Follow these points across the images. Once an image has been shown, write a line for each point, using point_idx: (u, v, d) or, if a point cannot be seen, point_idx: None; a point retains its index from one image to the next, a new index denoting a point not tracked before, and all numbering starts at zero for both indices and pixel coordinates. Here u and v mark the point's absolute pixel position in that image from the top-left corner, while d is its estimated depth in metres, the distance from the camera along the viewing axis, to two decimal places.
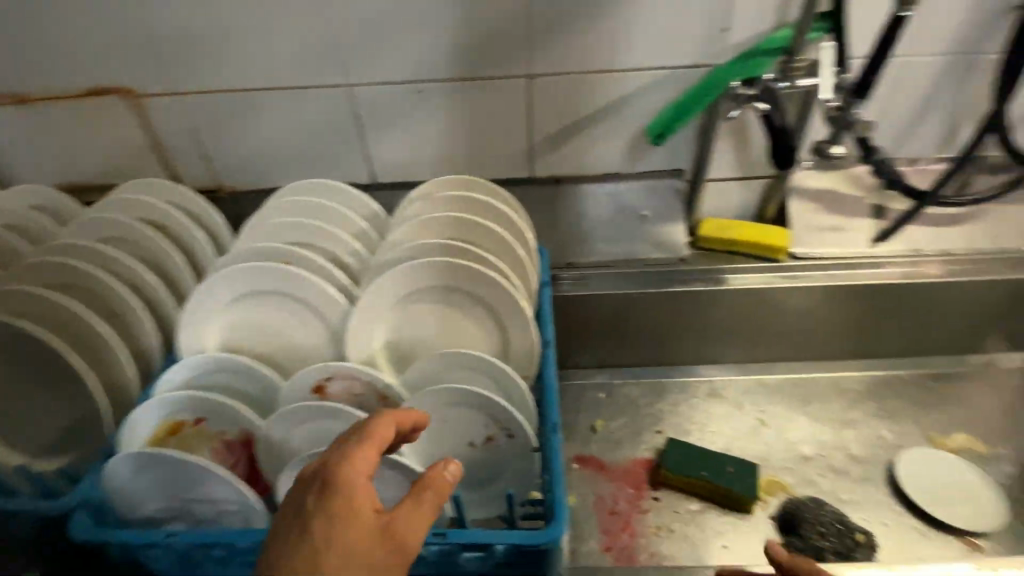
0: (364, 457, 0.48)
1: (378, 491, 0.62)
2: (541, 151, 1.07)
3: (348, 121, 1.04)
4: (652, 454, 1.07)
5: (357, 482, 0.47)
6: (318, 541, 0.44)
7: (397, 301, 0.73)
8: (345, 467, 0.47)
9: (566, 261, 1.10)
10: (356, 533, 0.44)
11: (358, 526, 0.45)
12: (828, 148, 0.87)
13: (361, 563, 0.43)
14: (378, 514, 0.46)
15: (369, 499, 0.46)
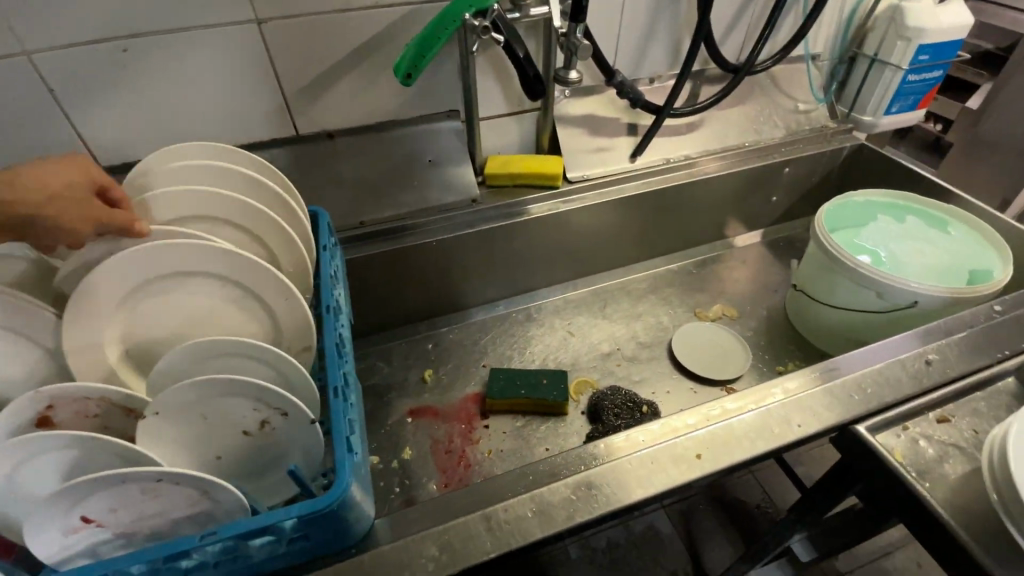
0: (77, 174, 0.60)
1: (124, 519, 0.54)
2: (300, 106, 0.99)
3: (37, 97, 0.84)
4: (480, 387, 1.12)
5: (67, 179, 0.59)
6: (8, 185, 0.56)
7: (120, 301, 0.63)
8: (56, 172, 0.59)
9: (357, 220, 1.05)
10: (33, 188, 0.57)
11: (35, 187, 0.57)
12: (567, 75, 0.95)
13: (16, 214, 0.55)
14: (81, 191, 0.59)
15: (76, 190, 0.59)
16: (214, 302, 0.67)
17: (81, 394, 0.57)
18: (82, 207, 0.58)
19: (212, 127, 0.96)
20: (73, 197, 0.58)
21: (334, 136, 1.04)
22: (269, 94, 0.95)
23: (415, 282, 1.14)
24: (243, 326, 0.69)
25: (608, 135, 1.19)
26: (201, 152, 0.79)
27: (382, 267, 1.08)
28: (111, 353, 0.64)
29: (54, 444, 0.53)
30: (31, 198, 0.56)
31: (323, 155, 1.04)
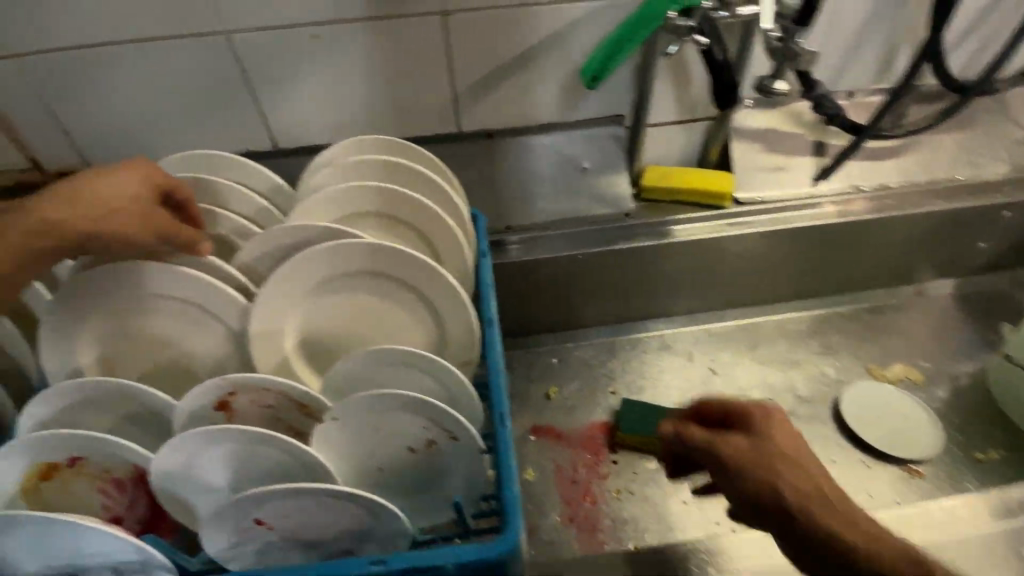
0: (132, 183, 0.61)
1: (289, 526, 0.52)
2: (466, 102, 0.96)
3: (235, 78, 0.87)
4: (609, 416, 1.03)
5: (123, 192, 0.59)
6: (71, 202, 0.57)
7: (304, 294, 0.62)
8: (111, 183, 0.60)
9: (504, 224, 1.02)
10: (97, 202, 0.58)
11: (96, 201, 0.58)
12: (771, 87, 0.83)
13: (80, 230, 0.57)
14: (139, 201, 0.59)
15: (132, 203, 0.59)
16: (386, 305, 0.65)
17: (262, 385, 0.56)
18: (141, 215, 0.58)
19: (380, 118, 0.96)
20: (140, 209, 0.58)
21: (493, 134, 1.01)
22: (438, 87, 0.93)
23: (553, 294, 1.07)
24: (409, 332, 0.66)
25: (788, 155, 1.05)
26: (376, 147, 0.78)
27: (523, 275, 1.03)
28: (288, 344, 0.64)
29: (234, 437, 0.53)
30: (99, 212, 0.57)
31: (480, 153, 1.01)
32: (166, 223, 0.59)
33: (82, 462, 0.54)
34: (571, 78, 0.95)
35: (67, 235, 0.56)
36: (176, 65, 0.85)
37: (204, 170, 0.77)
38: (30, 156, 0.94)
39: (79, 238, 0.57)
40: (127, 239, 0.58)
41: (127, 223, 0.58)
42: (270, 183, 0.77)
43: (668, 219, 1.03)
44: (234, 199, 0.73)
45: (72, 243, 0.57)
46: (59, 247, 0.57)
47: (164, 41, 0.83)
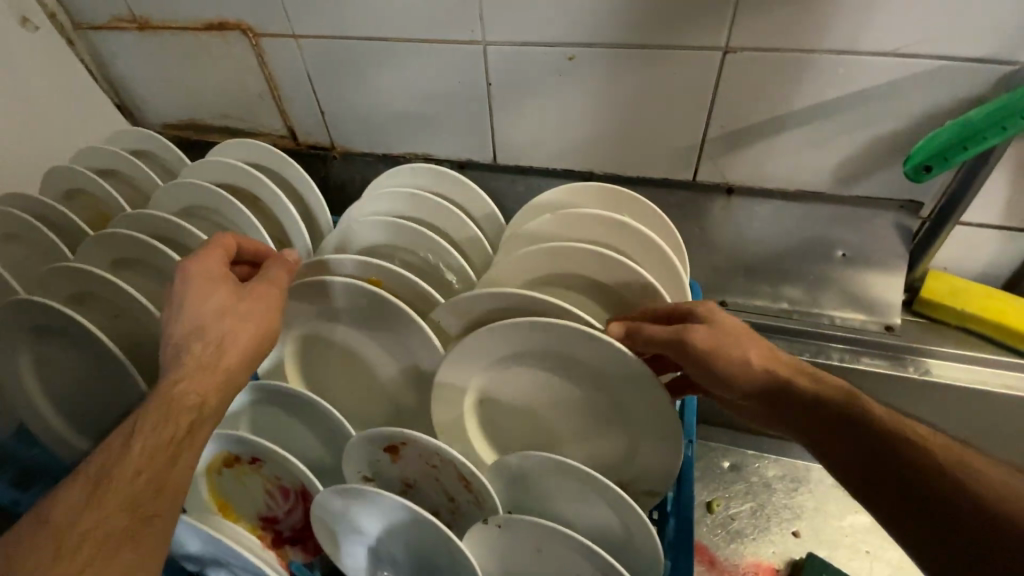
0: (207, 288, 0.53)
1: None
2: (714, 152, 0.81)
3: (479, 88, 0.85)
4: (783, 562, 0.84)
5: (216, 303, 0.52)
6: (180, 371, 0.48)
7: (493, 358, 0.56)
8: (194, 299, 0.52)
9: (718, 299, 0.87)
10: (211, 311, 0.51)
11: (207, 312, 0.51)
12: None
13: (195, 395, 0.48)
14: (235, 288, 0.54)
15: (232, 296, 0.53)
16: (579, 395, 0.56)
17: (434, 449, 0.52)
18: (250, 305, 0.54)
19: (608, 150, 0.86)
20: (245, 294, 0.54)
21: (734, 192, 0.84)
22: (688, 130, 0.80)
23: None
24: (594, 432, 0.57)
25: None
26: (611, 199, 0.70)
27: None
28: (466, 400, 0.59)
29: (398, 505, 0.49)
30: (226, 329, 0.51)
31: (712, 210, 0.86)
32: (238, 295, 0.53)
33: (259, 463, 0.56)
34: (863, 146, 0.75)
35: (151, 437, 0.45)
36: (431, 67, 0.85)
37: (428, 183, 0.76)
38: (289, 126, 1.03)
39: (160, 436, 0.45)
40: (209, 354, 0.50)
41: (192, 328, 0.50)
42: (487, 209, 0.74)
43: (945, 350, 0.78)
44: (450, 222, 0.71)
45: (167, 439, 0.45)
46: (162, 463, 0.44)
47: (425, 42, 0.82)
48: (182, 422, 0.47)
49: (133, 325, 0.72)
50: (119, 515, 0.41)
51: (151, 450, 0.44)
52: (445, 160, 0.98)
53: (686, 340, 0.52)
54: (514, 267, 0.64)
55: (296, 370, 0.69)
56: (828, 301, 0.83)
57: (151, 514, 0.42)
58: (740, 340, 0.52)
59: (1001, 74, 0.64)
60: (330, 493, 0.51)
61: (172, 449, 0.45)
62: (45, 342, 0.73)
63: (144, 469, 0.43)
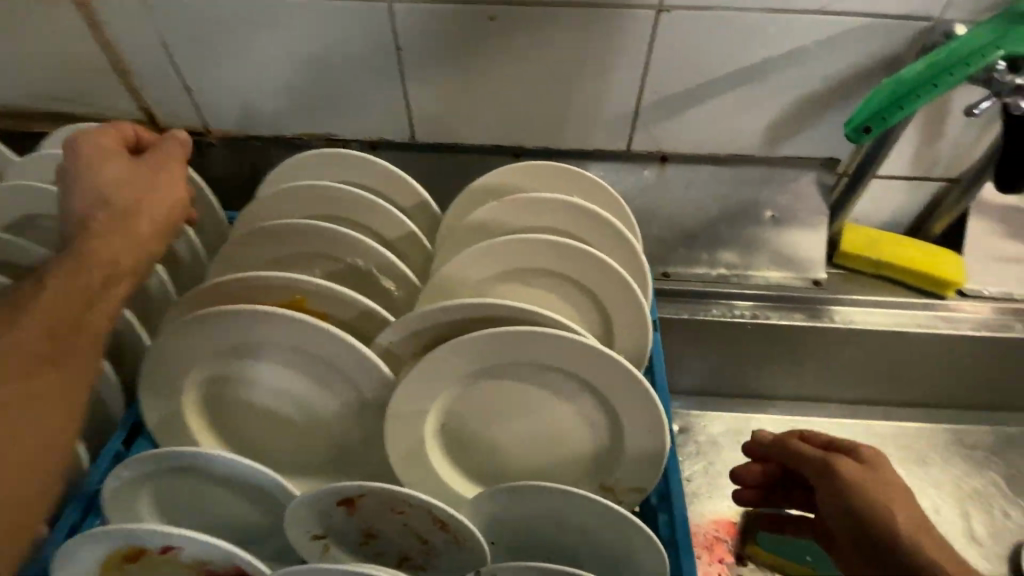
0: (113, 160, 0.55)
1: None
2: (649, 118, 0.78)
3: (387, 55, 0.73)
4: (740, 514, 0.86)
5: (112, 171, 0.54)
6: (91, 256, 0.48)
7: (456, 377, 0.49)
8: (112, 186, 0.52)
9: (661, 270, 0.86)
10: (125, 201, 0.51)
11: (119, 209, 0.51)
12: None
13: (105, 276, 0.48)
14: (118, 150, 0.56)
15: (126, 166, 0.55)
16: (555, 402, 0.51)
17: (402, 496, 0.45)
18: (140, 175, 0.54)
19: (540, 122, 0.79)
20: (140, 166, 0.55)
21: (669, 160, 0.82)
22: (623, 97, 0.75)
23: (696, 357, 0.90)
24: (573, 438, 0.53)
25: None
26: (557, 178, 0.64)
27: (667, 332, 0.86)
28: (428, 427, 0.52)
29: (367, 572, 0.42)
30: (127, 199, 0.52)
31: (648, 180, 0.83)
32: (130, 167, 0.55)
33: (173, 550, 0.45)
34: (790, 107, 0.75)
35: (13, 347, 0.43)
36: (327, 31, 0.71)
37: (345, 173, 0.65)
38: (146, 109, 0.83)
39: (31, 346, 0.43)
40: (113, 219, 0.51)
41: (96, 199, 0.52)
42: (418, 200, 0.65)
43: (864, 297, 0.84)
44: (378, 217, 0.61)
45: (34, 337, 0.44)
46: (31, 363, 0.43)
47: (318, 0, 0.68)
48: (54, 322, 0.45)
49: None
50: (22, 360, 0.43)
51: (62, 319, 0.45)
52: (353, 141, 0.84)
53: (829, 463, 0.56)
54: (462, 265, 0.56)
55: (206, 417, 0.56)
56: (760, 262, 0.85)
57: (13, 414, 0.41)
58: (877, 477, 0.54)
59: (912, 32, 0.67)
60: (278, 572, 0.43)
61: (42, 364, 0.44)
62: None
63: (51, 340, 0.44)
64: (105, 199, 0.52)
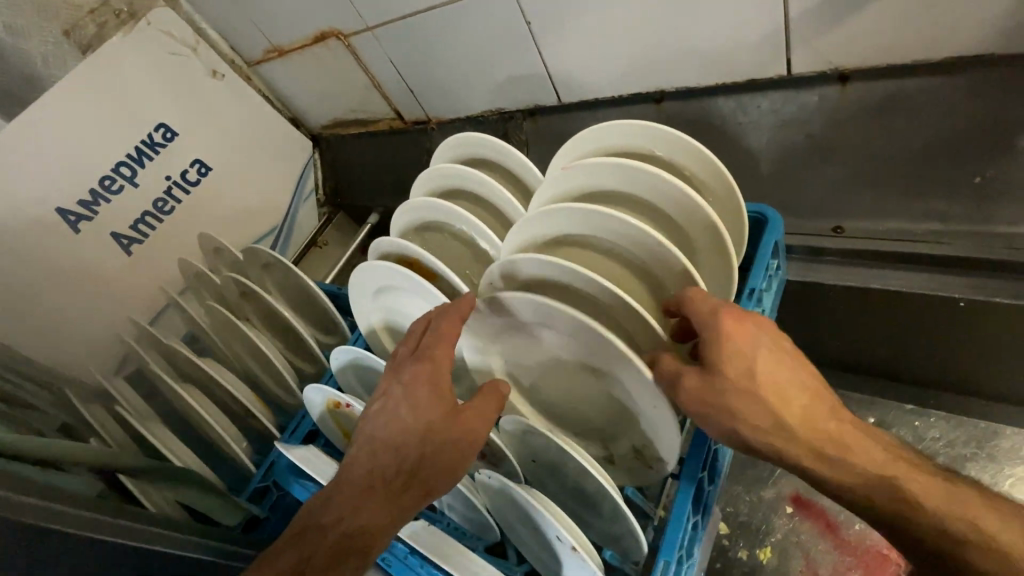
0: (430, 479, 0.52)
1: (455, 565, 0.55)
2: (805, 33, 0.62)
3: (522, 31, 0.82)
4: None
5: (413, 496, 0.53)
6: (395, 483, 0.52)
7: (499, 328, 0.58)
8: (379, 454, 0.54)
9: (834, 223, 0.70)
10: (413, 486, 0.52)
11: (424, 483, 0.52)
12: None
13: (396, 486, 0.52)
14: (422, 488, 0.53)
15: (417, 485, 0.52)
16: (577, 362, 0.54)
17: None
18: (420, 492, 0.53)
19: (673, 61, 0.74)
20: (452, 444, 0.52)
21: (848, 80, 0.63)
22: (765, 13, 0.62)
23: (890, 334, 0.70)
24: (606, 400, 0.55)
25: None
26: (642, 136, 0.61)
27: (841, 300, 0.70)
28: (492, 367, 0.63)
29: None
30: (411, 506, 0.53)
31: (817, 109, 0.67)
32: (437, 453, 0.52)
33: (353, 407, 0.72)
34: None
35: (392, 454, 0.53)
36: (480, 23, 0.85)
37: (466, 150, 0.76)
38: (395, 108, 1.16)
39: (382, 468, 0.53)
40: (400, 486, 0.52)
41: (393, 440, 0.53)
42: (521, 167, 0.72)
43: None
44: (484, 188, 0.72)
45: (395, 475, 0.52)
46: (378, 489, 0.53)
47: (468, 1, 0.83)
48: (396, 475, 0.53)
49: (300, 295, 0.97)
50: (359, 532, 0.51)
51: (352, 535, 0.51)
52: (516, 110, 0.97)
53: (437, 398, 0.53)
54: (527, 232, 0.62)
55: (384, 336, 0.82)
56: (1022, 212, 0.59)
57: (403, 508, 0.52)
58: (760, 344, 0.46)
59: None
60: None
61: (401, 482, 0.52)
62: (225, 323, 0.95)
63: (386, 515, 0.52)
64: (383, 493, 0.52)
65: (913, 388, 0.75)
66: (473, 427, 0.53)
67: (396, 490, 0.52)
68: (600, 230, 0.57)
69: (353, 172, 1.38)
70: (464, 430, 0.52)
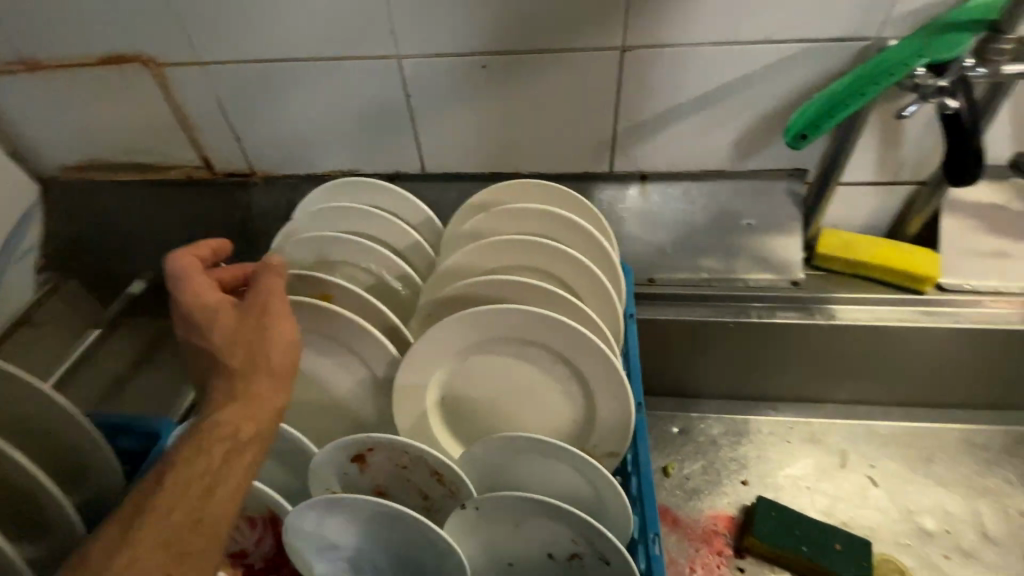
0: (266, 353, 0.50)
1: None
2: (625, 142, 0.88)
3: (397, 101, 0.87)
4: (737, 509, 0.90)
5: (261, 387, 0.49)
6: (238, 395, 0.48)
7: (454, 351, 0.59)
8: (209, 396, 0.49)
9: (646, 276, 0.93)
10: (251, 379, 0.49)
11: (260, 365, 0.50)
12: None
13: (241, 395, 0.48)
14: (258, 375, 0.49)
15: (255, 374, 0.49)
16: (536, 373, 0.59)
17: (401, 447, 0.53)
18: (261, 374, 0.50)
19: (533, 149, 0.91)
20: (253, 309, 0.51)
21: (648, 177, 0.91)
22: (599, 124, 0.86)
23: (687, 358, 0.97)
24: (556, 408, 0.60)
25: (1012, 238, 0.84)
26: (540, 193, 0.72)
27: (658, 333, 0.93)
28: (428, 400, 0.61)
29: (395, 513, 0.49)
30: (266, 394, 0.49)
31: (630, 195, 0.92)
32: (244, 323, 0.51)
33: None
34: (750, 124, 0.83)
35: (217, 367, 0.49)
36: (345, 84, 0.86)
37: (358, 195, 0.74)
38: (204, 156, 1.00)
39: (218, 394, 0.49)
40: (229, 386, 0.49)
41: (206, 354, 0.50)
42: (422, 213, 0.74)
43: (854, 296, 0.88)
44: (387, 230, 0.70)
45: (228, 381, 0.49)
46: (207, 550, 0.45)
47: (337, 62, 0.84)
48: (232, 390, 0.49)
49: (16, 410, 0.64)
50: (217, 460, 0.45)
51: (212, 472, 0.45)
52: (373, 175, 0.98)
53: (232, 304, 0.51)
54: (458, 264, 0.64)
55: None
56: (747, 266, 0.91)
57: (258, 405, 0.49)
58: None
59: (853, 53, 0.73)
60: (349, 511, 0.51)
61: (235, 387, 0.49)
62: None
63: (246, 431, 0.47)
64: (228, 409, 0.48)
65: (698, 400, 1.03)
66: (260, 284, 0.53)
67: (245, 400, 0.48)
68: (533, 261, 0.65)
69: (113, 229, 1.07)
70: (262, 292, 0.52)
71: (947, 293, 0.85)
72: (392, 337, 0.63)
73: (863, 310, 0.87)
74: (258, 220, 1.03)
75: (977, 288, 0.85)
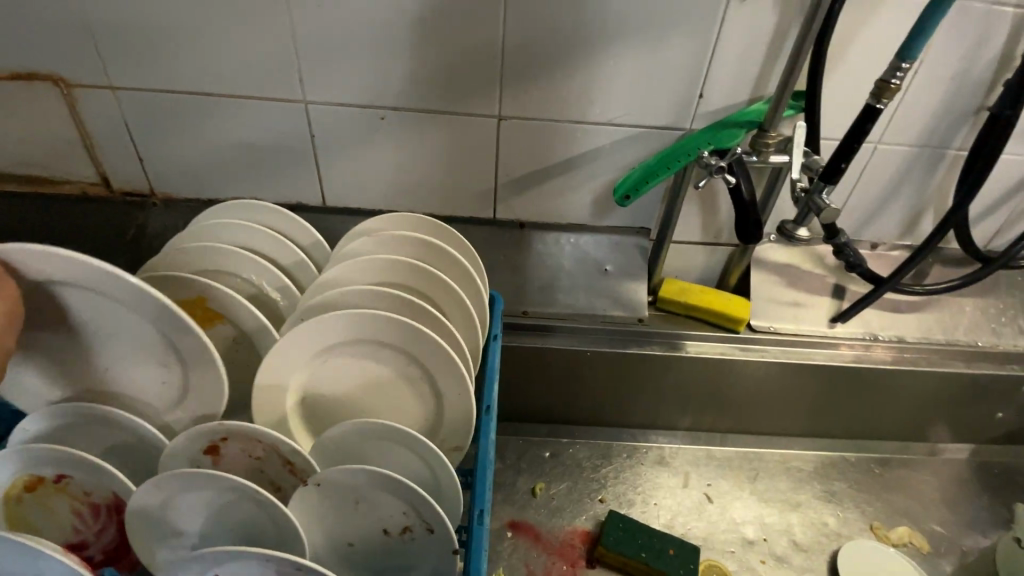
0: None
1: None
2: (504, 193, 1.02)
3: (303, 139, 0.97)
4: (593, 524, 1.00)
5: None
6: None
7: (318, 351, 0.65)
8: None
9: (520, 309, 1.03)
10: None
11: None
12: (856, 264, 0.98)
13: None
14: None
15: None
16: (392, 373, 0.67)
17: (252, 435, 0.57)
18: None
19: (425, 191, 1.02)
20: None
21: (525, 226, 1.06)
22: (482, 177, 1.00)
23: (556, 387, 1.08)
24: (411, 405, 0.68)
25: (802, 292, 1.06)
26: (418, 224, 0.83)
27: (529, 362, 1.04)
28: (287, 396, 0.67)
29: (236, 490, 0.53)
30: None
31: (510, 239, 1.06)
32: None
33: (65, 480, 0.58)
34: (604, 187, 1.01)
35: None
36: (253, 120, 0.95)
37: (251, 215, 0.81)
38: (102, 173, 1.03)
39: None
40: None
41: None
42: (310, 237, 0.81)
43: (690, 332, 1.04)
44: (273, 246, 0.77)
45: None
46: None
47: (247, 101, 0.93)
48: None
49: None
50: None
51: None
52: (273, 203, 1.04)
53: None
54: (334, 278, 0.73)
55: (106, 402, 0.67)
56: (605, 305, 1.05)
57: None
58: None
59: (673, 138, 0.94)
60: (193, 491, 0.55)
61: None
62: None
63: None
64: None
65: (568, 427, 1.13)
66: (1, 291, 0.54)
67: None
68: (402, 279, 0.74)
69: None
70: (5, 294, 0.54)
71: (758, 332, 1.05)
72: (264, 339, 0.68)
73: (695, 345, 1.04)
74: (150, 239, 1.04)
75: (779, 329, 1.05)
